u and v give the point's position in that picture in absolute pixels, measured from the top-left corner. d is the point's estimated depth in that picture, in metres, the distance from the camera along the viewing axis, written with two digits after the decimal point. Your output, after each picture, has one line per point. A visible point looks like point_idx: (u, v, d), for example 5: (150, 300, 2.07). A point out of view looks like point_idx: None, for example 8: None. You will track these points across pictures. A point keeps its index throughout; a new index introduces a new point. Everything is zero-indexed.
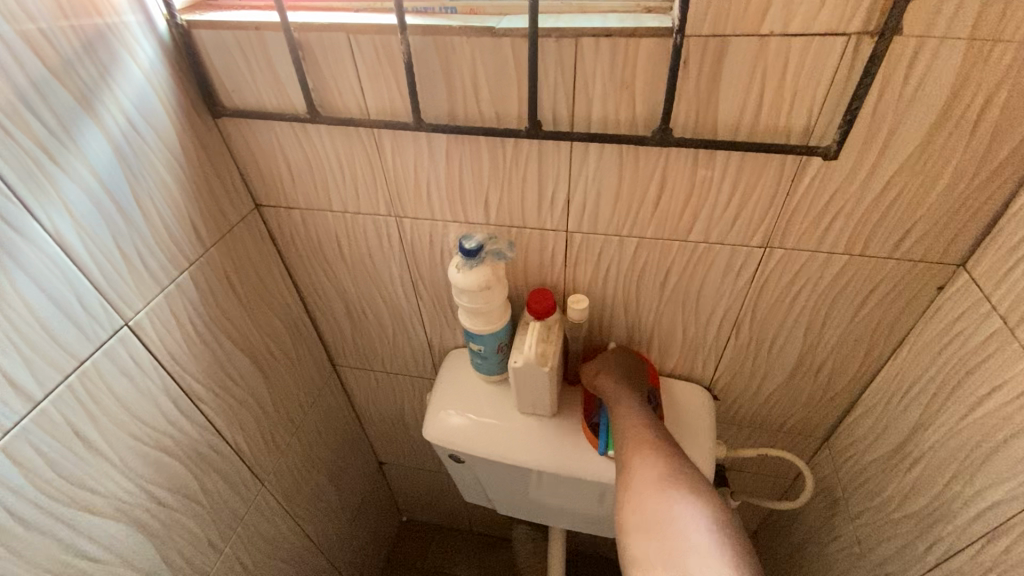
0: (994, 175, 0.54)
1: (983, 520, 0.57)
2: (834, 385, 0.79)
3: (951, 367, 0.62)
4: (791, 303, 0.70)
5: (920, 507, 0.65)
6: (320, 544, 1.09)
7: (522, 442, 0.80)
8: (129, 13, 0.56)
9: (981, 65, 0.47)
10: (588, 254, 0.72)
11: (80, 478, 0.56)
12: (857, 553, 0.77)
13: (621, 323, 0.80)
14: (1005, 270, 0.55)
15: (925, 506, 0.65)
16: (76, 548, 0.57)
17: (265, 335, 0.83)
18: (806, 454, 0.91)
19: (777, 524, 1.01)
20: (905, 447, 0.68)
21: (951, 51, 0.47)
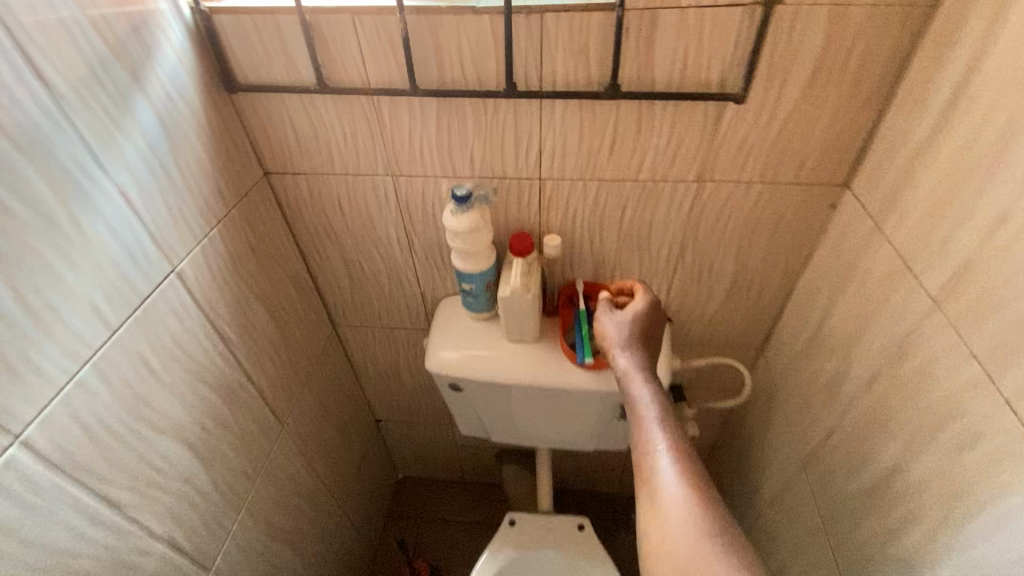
0: (860, 110, 0.71)
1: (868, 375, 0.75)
2: (763, 298, 0.96)
3: (842, 264, 0.80)
4: (723, 228, 0.87)
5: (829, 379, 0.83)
6: (332, 489, 1.20)
7: (513, 364, 0.94)
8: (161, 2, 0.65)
9: (841, 24, 0.64)
10: (558, 197, 0.86)
11: (148, 400, 0.66)
12: (788, 431, 0.95)
13: (588, 259, 0.95)
14: (873, 182, 0.73)
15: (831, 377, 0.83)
16: (149, 461, 0.67)
17: (277, 290, 0.93)
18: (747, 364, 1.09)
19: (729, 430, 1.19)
20: (817, 335, 0.86)
21: (819, 15, 0.64)
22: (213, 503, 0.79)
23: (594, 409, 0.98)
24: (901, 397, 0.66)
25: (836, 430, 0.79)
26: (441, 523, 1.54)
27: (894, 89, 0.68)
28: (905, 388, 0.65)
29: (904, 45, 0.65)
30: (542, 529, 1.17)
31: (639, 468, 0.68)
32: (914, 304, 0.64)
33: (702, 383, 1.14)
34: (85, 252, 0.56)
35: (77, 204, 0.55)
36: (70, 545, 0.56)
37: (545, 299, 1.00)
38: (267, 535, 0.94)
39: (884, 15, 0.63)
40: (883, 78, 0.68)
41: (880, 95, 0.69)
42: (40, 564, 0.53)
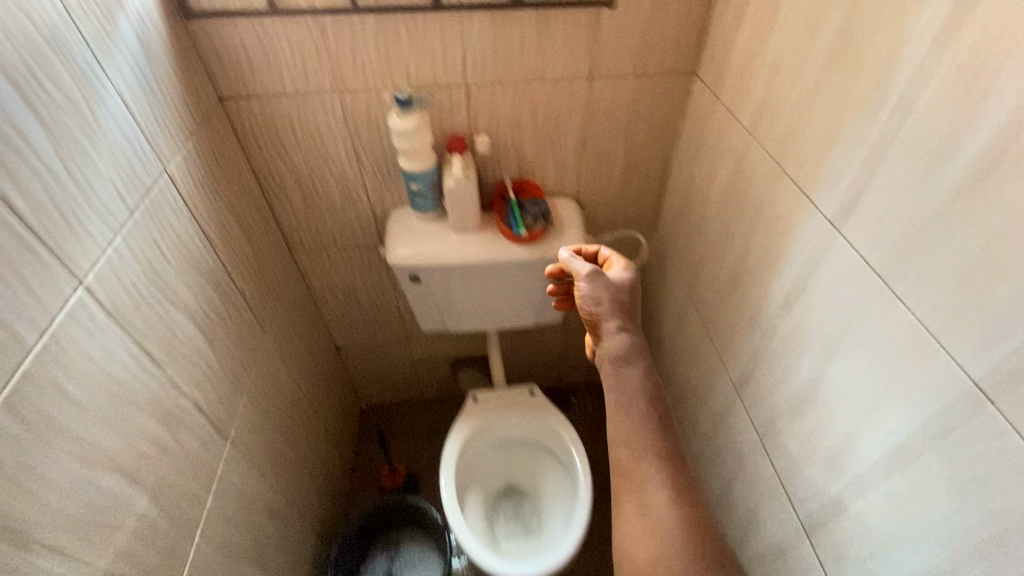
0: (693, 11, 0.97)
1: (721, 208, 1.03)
2: (649, 178, 1.23)
3: (696, 133, 1.07)
4: (612, 118, 1.11)
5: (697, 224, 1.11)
6: (309, 400, 1.33)
7: (463, 248, 1.13)
8: None
9: None
10: (482, 101, 1.05)
11: (166, 277, 0.78)
12: (678, 279, 1.22)
13: (512, 157, 1.15)
14: (709, 64, 1.00)
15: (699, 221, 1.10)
16: (174, 330, 0.79)
17: (243, 206, 1.05)
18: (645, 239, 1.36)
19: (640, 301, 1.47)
20: (687, 194, 1.14)
21: None
22: (221, 381, 0.91)
23: (532, 280, 1.20)
24: (734, 213, 0.93)
25: (704, 257, 1.07)
26: (408, 434, 1.72)
27: None
28: (737, 204, 0.93)
29: None
30: (501, 399, 1.39)
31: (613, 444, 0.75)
32: (736, 141, 0.91)
33: (614, 263, 1.39)
34: (104, 138, 0.67)
35: (94, 96, 0.66)
36: (128, 381, 0.68)
37: (482, 195, 1.19)
38: (264, 424, 1.07)
39: None
40: None
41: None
42: (113, 390, 0.65)
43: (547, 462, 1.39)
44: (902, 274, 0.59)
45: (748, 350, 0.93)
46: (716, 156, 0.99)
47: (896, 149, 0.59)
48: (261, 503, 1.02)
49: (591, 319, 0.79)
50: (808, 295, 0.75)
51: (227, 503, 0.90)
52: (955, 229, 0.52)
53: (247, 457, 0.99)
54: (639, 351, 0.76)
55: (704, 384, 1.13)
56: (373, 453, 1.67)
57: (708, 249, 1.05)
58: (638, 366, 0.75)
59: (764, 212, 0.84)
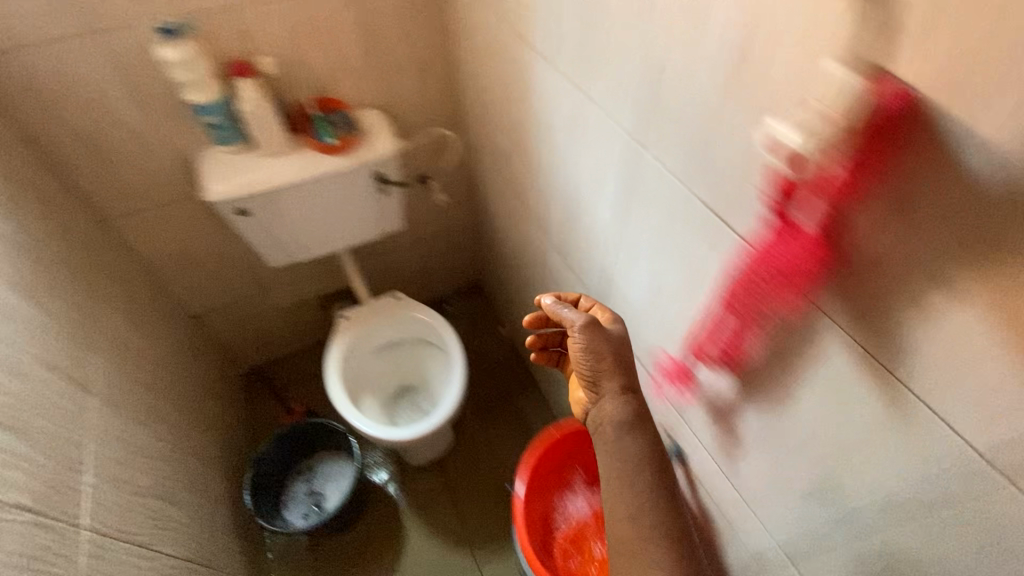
0: None
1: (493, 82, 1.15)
2: (440, 75, 1.33)
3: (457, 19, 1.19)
4: (382, 19, 1.20)
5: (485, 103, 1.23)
6: (174, 363, 1.32)
7: (279, 170, 1.18)
8: None
9: None
10: (245, 20, 1.08)
11: None
12: (491, 162, 1.35)
13: (301, 75, 1.20)
14: None
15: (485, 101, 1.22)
16: None
17: (23, 167, 1.00)
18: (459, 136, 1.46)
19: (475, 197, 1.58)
20: (470, 80, 1.25)
21: None
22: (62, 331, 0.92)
23: (361, 186, 1.27)
24: (505, 82, 1.07)
25: (500, 133, 1.21)
26: (298, 377, 1.76)
27: None
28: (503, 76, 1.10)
29: None
30: (370, 311, 1.50)
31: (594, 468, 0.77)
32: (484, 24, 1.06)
33: (441, 164, 1.49)
34: None
35: None
36: None
37: (290, 119, 1.23)
38: (122, 378, 1.06)
39: None
40: None
41: None
42: None
43: (430, 352, 1.56)
44: (579, 142, 0.89)
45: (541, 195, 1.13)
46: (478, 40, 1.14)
47: (549, 57, 0.87)
48: (146, 449, 1.05)
49: (590, 378, 0.76)
50: (552, 178, 1.03)
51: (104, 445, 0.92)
52: (895, 270, 0.47)
53: (110, 406, 0.99)
54: (641, 419, 0.75)
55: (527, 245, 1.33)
56: (266, 402, 1.68)
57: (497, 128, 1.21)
58: (638, 436, 0.75)
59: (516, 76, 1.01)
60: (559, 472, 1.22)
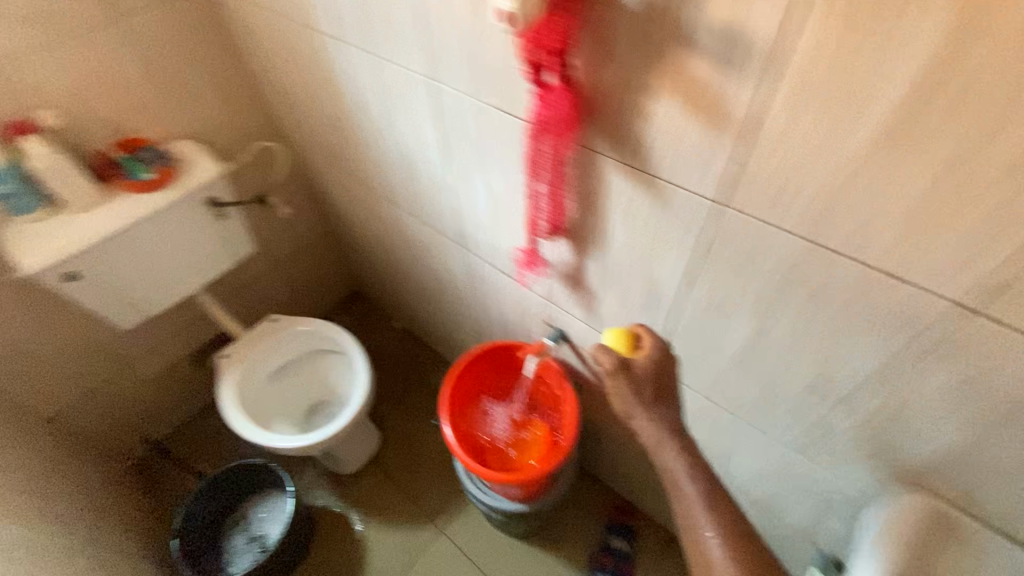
0: None
1: (304, 93, 1.21)
2: (246, 98, 1.36)
3: (246, 39, 1.22)
4: (167, 54, 1.18)
5: (302, 114, 1.29)
6: (38, 468, 1.18)
7: (103, 224, 1.12)
8: None
9: None
10: (17, 82, 1.02)
11: None
12: (330, 170, 1.42)
13: (96, 128, 1.15)
14: None
15: (302, 112, 1.29)
16: None
17: None
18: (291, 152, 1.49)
19: (326, 207, 1.63)
20: (280, 95, 1.30)
21: None
22: None
23: (193, 229, 1.27)
24: (313, 82, 1.14)
25: (328, 135, 1.28)
26: (188, 432, 1.69)
27: None
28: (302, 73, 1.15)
29: None
30: (249, 341, 1.45)
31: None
32: (266, 25, 1.11)
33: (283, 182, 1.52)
34: None
35: None
36: None
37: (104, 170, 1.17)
38: None
39: None
40: None
41: None
42: None
43: (326, 358, 1.56)
44: (397, 99, 0.95)
45: (375, 165, 1.20)
46: (262, 44, 1.18)
47: (407, 95, 0.92)
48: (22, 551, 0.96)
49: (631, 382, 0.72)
50: (382, 141, 1.10)
51: None
52: None
53: None
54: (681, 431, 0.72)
55: (387, 226, 1.40)
56: (161, 464, 1.61)
57: (318, 123, 1.26)
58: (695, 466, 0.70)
59: (312, 62, 1.08)
60: (466, 422, 1.12)
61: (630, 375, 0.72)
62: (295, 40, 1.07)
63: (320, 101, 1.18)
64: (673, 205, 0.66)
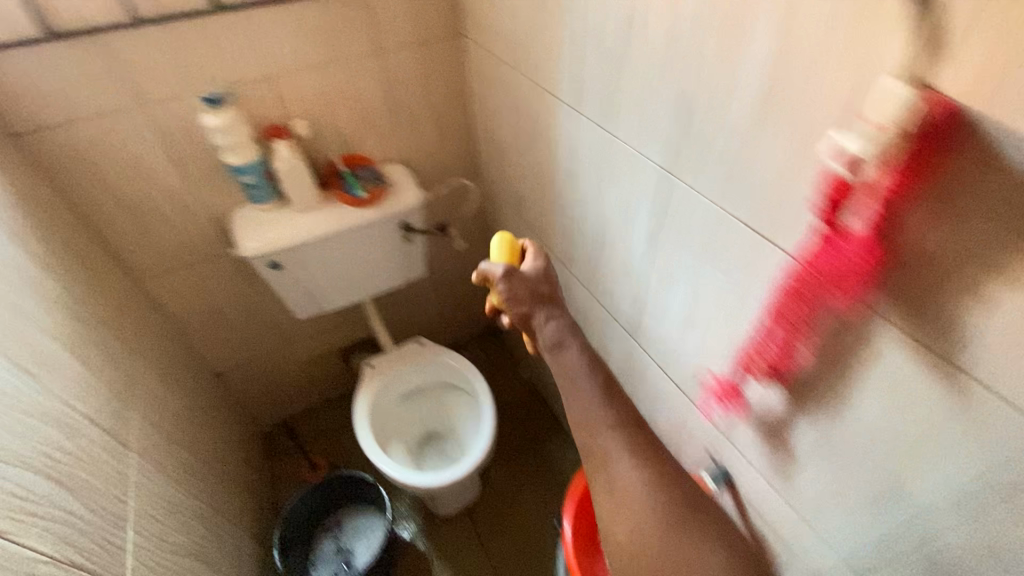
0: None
1: (514, 142, 1.23)
2: (458, 133, 1.42)
3: (479, 84, 1.29)
4: (408, 85, 1.28)
5: (503, 159, 1.33)
6: (197, 423, 1.31)
7: (312, 227, 1.24)
8: None
9: None
10: (289, 92, 1.16)
11: (23, 313, 0.80)
12: (509, 214, 1.44)
13: (333, 139, 1.28)
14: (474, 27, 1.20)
15: (504, 157, 1.32)
16: (38, 340, 0.81)
17: (74, 241, 1.05)
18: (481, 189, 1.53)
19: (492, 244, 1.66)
20: (489, 137, 1.36)
21: None
22: (101, 403, 0.91)
23: (379, 246, 1.35)
24: (529, 136, 1.14)
25: (522, 184, 1.28)
26: (313, 417, 1.81)
27: None
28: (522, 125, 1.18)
29: None
30: (392, 359, 1.50)
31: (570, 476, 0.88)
32: (502, 77, 1.15)
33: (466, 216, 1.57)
34: None
35: None
36: (15, 389, 0.71)
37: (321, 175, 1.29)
38: (159, 448, 1.05)
39: None
40: None
41: None
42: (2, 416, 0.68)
43: (454, 395, 1.55)
44: (617, 181, 0.90)
45: (562, 227, 1.17)
46: (492, 92, 1.23)
47: (632, 181, 0.86)
48: (177, 503, 1.03)
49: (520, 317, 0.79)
50: (581, 213, 1.06)
51: (148, 526, 0.91)
52: None
53: (154, 480, 0.98)
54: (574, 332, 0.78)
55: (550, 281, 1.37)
56: (285, 439, 1.74)
57: (517, 171, 1.28)
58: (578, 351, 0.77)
59: (535, 118, 1.08)
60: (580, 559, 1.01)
61: (516, 281, 0.78)
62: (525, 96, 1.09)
63: (528, 153, 1.19)
64: (975, 412, 0.50)
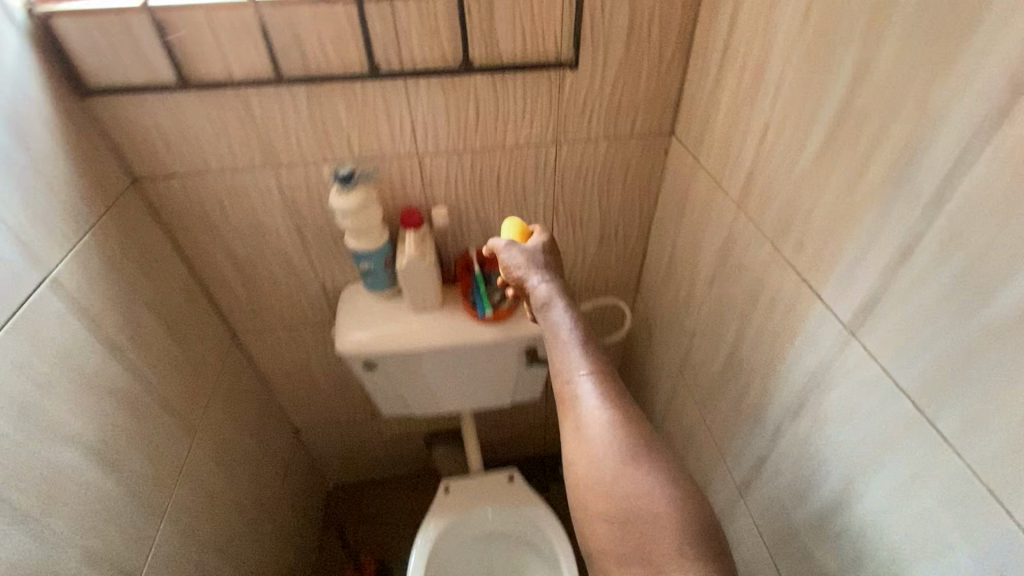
0: (667, 75, 0.88)
1: (709, 290, 0.89)
2: (628, 238, 1.13)
3: (679, 197, 0.96)
4: (584, 180, 1.01)
5: (681, 296, 1.00)
6: (246, 512, 1.14)
7: (420, 335, 1.00)
8: (8, 29, 0.66)
9: (638, 15, 0.81)
10: (438, 172, 0.94)
11: (43, 427, 0.65)
12: (666, 354, 1.11)
13: (476, 227, 1.04)
14: (697, 131, 0.87)
15: (683, 295, 0.99)
16: (52, 460, 0.66)
17: (166, 301, 0.92)
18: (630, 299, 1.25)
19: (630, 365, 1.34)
20: (670, 261, 1.03)
21: (620, 10, 0.80)
22: (116, 525, 0.76)
23: (495, 365, 1.08)
24: (732, 298, 0.80)
25: (697, 337, 0.95)
26: (381, 489, 1.62)
27: (687, 62, 0.87)
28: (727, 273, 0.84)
29: (688, 24, 0.83)
30: (475, 488, 1.24)
31: (562, 395, 0.75)
32: (717, 207, 0.82)
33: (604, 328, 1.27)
34: None
35: None
36: None
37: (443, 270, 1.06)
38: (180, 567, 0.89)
39: (665, 15, 0.81)
40: (676, 54, 0.86)
41: (678, 68, 0.88)
42: None
43: (533, 559, 1.22)
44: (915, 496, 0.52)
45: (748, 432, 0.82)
46: (698, 219, 0.89)
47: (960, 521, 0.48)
48: None
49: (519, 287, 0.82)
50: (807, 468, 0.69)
51: None
52: None
53: None
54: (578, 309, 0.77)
55: (704, 477, 1.00)
56: (346, 507, 1.58)
57: (692, 315, 0.96)
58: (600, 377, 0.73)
59: (755, 287, 0.73)
60: None
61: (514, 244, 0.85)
62: (753, 252, 0.73)
63: (727, 318, 0.84)
64: None
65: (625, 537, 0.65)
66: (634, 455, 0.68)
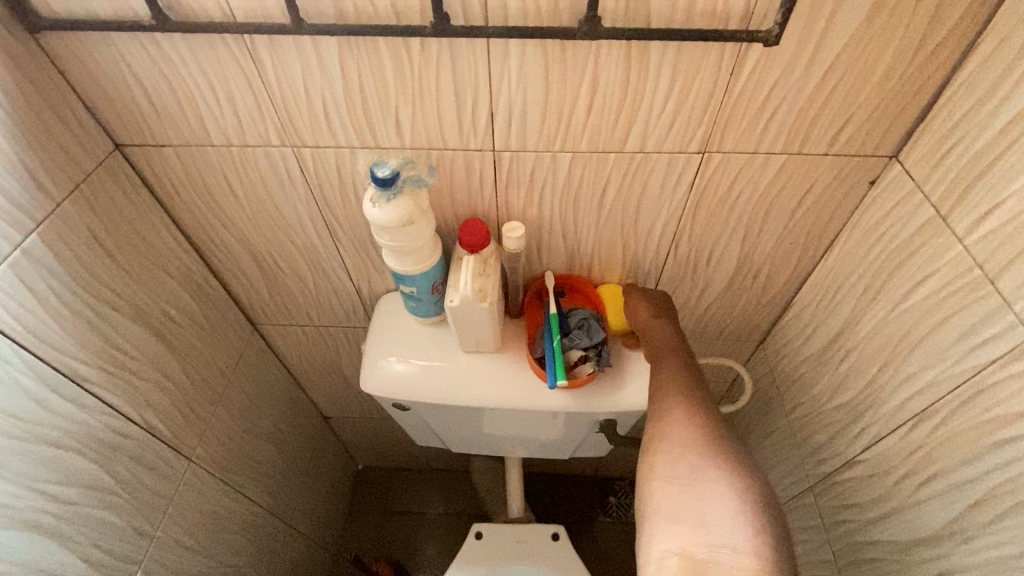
0: (920, 69, 0.52)
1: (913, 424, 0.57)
2: (767, 291, 0.80)
3: (880, 260, 0.62)
4: (729, 210, 0.68)
5: (848, 399, 0.68)
6: (264, 525, 1.00)
7: (471, 381, 0.76)
8: None
9: None
10: (519, 175, 0.65)
11: None
12: (795, 451, 0.81)
13: (560, 248, 0.75)
14: (955, 170, 0.52)
15: (852, 399, 0.68)
16: None
17: (165, 303, 0.72)
18: (744, 356, 0.93)
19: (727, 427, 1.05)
20: (834, 341, 0.71)
21: None
22: None
23: (563, 425, 0.82)
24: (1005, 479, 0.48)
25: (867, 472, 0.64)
26: (413, 483, 1.47)
27: (969, 51, 0.50)
28: (974, 427, 0.51)
29: None
30: (514, 542, 1.04)
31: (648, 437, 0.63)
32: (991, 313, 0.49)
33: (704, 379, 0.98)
34: None
35: None
36: None
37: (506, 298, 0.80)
38: None
39: None
40: (953, 34, 0.50)
41: (947, 58, 0.51)
42: None
43: None
44: None
45: None
46: (926, 310, 0.56)
47: None
48: None
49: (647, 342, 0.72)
50: None
51: None
52: None
53: None
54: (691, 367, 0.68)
55: None
56: (374, 497, 1.44)
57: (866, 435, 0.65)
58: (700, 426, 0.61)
59: None
60: None
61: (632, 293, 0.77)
62: None
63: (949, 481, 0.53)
64: None
65: (677, 505, 0.56)
66: (724, 507, 0.54)
